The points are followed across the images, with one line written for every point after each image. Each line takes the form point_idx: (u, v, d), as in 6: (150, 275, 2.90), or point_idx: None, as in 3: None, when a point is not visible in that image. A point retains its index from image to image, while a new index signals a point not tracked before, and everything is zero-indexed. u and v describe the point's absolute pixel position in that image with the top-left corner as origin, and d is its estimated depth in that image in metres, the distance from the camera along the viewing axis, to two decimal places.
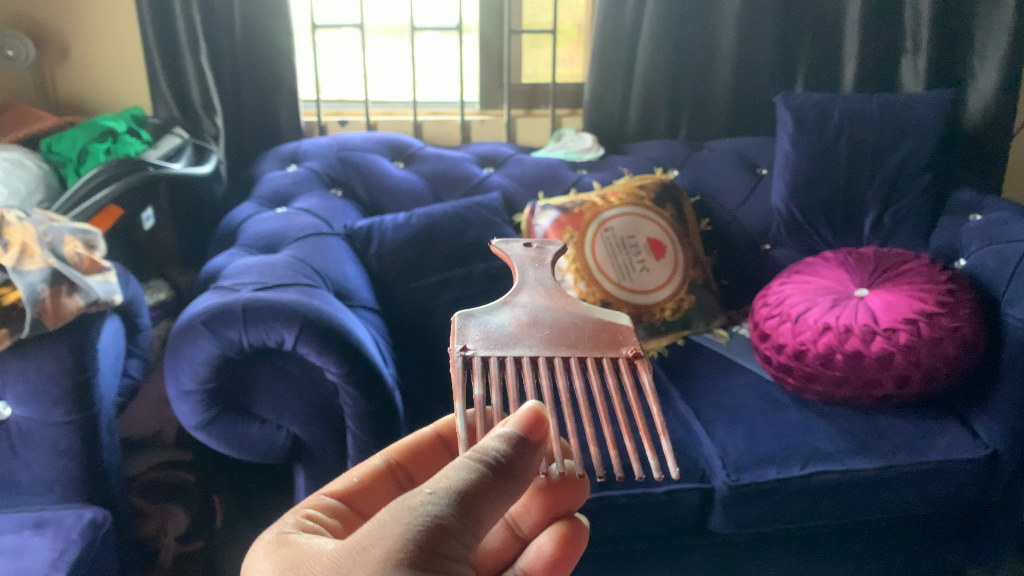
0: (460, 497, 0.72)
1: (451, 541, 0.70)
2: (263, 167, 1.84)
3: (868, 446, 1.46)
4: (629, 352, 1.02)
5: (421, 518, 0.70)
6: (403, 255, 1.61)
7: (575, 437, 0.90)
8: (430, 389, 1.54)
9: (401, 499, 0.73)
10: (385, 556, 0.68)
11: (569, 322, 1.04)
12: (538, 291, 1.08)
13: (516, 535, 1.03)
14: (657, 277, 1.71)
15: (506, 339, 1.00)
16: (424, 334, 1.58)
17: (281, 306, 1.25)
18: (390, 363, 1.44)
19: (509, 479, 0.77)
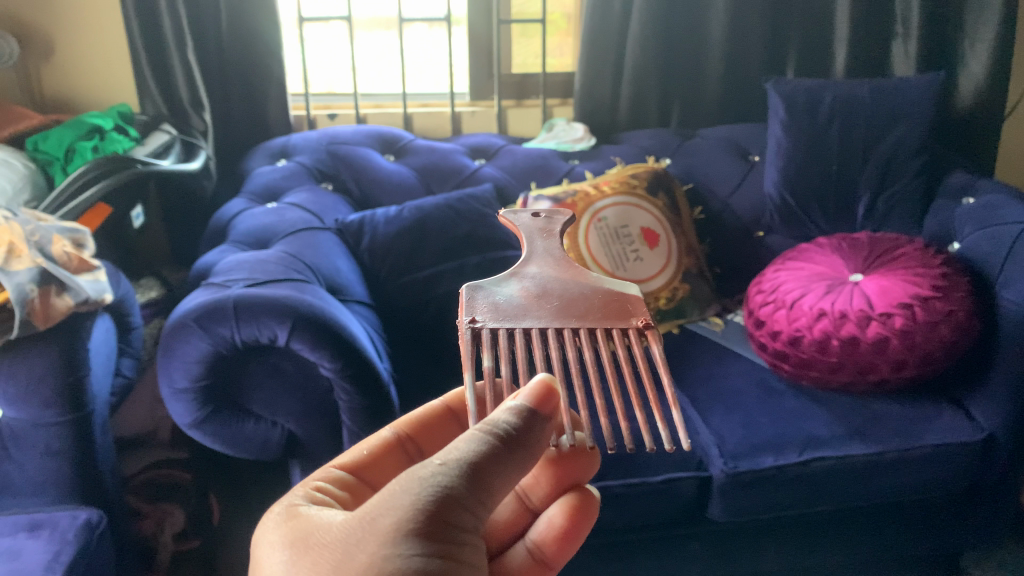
0: (469, 469, 0.79)
1: (458, 510, 0.77)
2: (252, 162, 1.82)
3: (864, 432, 1.46)
4: (637, 319, 1.19)
5: (431, 489, 0.76)
6: (396, 249, 1.60)
7: (585, 406, 1.03)
8: (426, 383, 1.53)
9: (412, 472, 0.80)
10: (396, 526, 0.75)
11: (576, 293, 1.22)
12: (548, 265, 1.26)
13: (528, 507, 1.10)
14: (651, 266, 1.71)
15: (517, 312, 1.17)
16: (418, 327, 1.57)
17: (273, 302, 1.24)
18: (385, 357, 1.43)
19: (519, 450, 0.83)
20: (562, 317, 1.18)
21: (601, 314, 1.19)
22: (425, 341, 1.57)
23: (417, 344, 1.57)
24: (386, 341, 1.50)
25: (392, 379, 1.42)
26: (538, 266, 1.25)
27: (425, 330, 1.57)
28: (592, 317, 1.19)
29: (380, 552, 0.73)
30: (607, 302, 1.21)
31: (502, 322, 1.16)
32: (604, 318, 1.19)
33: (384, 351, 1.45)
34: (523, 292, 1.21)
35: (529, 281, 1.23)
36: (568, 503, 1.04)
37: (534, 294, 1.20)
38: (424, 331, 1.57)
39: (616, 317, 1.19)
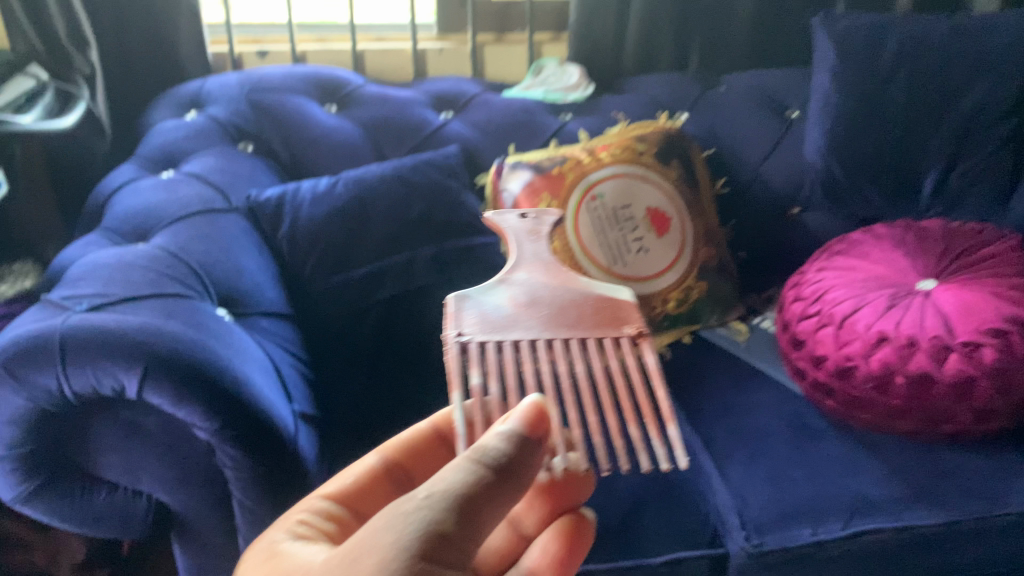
0: (459, 501, 0.66)
1: (451, 553, 0.63)
2: (154, 115, 1.43)
3: (931, 493, 1.10)
4: (631, 330, 1.00)
5: (415, 526, 0.63)
6: (323, 238, 1.21)
7: (578, 428, 0.92)
8: (362, 417, 1.19)
9: (393, 507, 0.66)
10: (379, 566, 0.61)
11: (561, 305, 1.00)
12: (536, 268, 1.04)
13: (520, 535, 0.98)
14: (659, 257, 1.33)
15: (506, 323, 0.98)
16: (348, 344, 1.21)
17: (118, 341, 0.88)
18: (300, 396, 1.08)
19: (509, 480, 0.70)
20: (550, 328, 0.98)
21: (581, 325, 0.99)
22: (360, 361, 1.21)
23: (350, 365, 1.21)
24: (302, 369, 1.14)
25: (306, 424, 1.07)
26: (525, 271, 1.04)
27: (360, 347, 1.21)
28: (576, 328, 0.99)
29: None
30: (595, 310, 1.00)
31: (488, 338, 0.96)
32: (584, 330, 0.99)
33: (295, 386, 1.09)
34: (511, 304, 1.00)
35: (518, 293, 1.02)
36: (561, 528, 0.93)
37: (520, 304, 1.00)
38: (357, 347, 1.20)
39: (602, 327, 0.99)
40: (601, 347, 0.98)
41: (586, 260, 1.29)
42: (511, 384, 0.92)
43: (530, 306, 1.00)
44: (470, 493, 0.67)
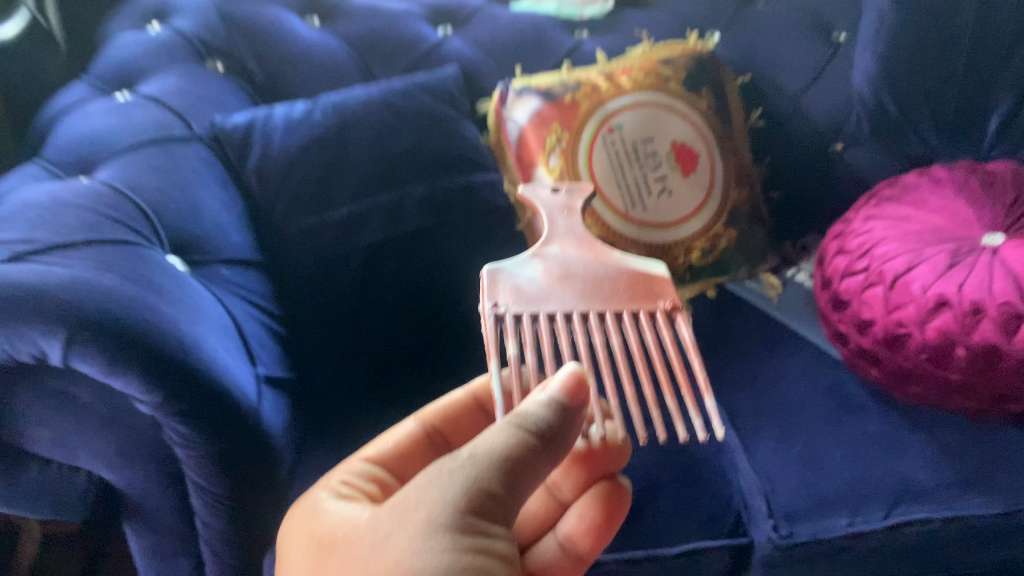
0: (503, 463, 0.67)
1: (494, 510, 0.66)
2: (110, 26, 1.25)
3: (988, 479, 0.96)
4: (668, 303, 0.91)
5: (463, 484, 0.65)
6: (298, 174, 1.06)
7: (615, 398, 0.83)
8: (352, 371, 1.09)
9: (438, 464, 0.68)
10: (429, 520, 0.64)
11: (590, 280, 0.91)
12: (564, 245, 0.94)
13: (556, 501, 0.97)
14: (681, 200, 1.17)
15: (536, 298, 0.89)
16: (327, 292, 1.07)
17: (36, 300, 0.73)
18: (263, 355, 0.95)
19: (550, 447, 0.71)
20: (582, 303, 0.89)
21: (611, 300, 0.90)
22: (338, 308, 1.08)
23: (326, 314, 1.08)
24: (269, 323, 0.99)
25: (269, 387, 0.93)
26: (555, 247, 0.94)
27: (338, 293, 1.08)
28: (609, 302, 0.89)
29: (411, 548, 0.63)
30: (626, 284, 0.91)
31: (519, 316, 0.88)
32: (616, 303, 0.89)
33: (256, 343, 0.94)
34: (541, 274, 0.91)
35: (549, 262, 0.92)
36: (596, 494, 0.89)
37: (552, 277, 0.91)
38: (335, 295, 1.07)
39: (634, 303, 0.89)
40: (635, 322, 0.88)
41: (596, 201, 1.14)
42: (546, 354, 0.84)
43: (563, 280, 0.90)
44: (511, 458, 0.68)
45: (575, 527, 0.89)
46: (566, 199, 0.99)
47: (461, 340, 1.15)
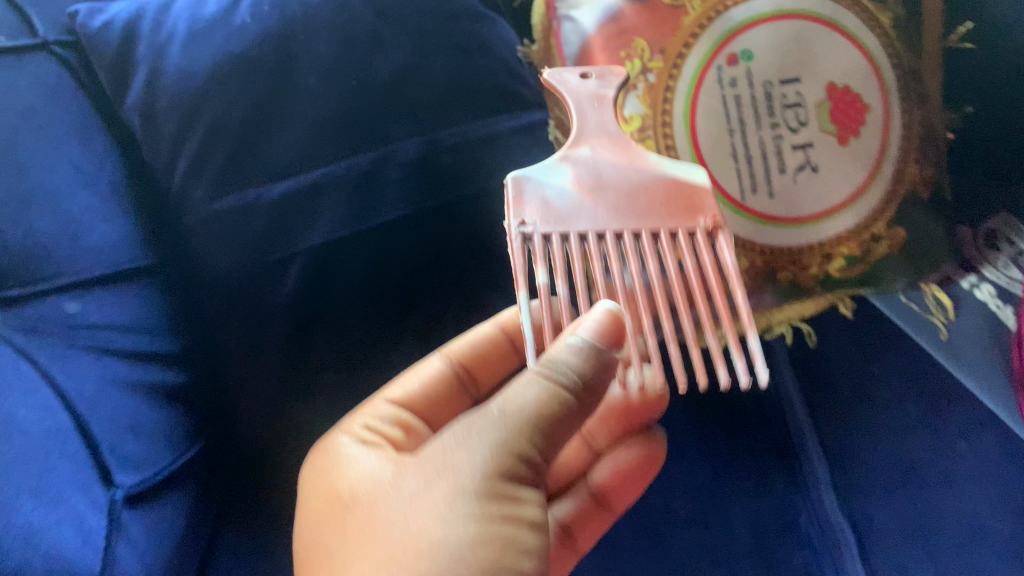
0: (536, 423, 0.47)
1: (529, 480, 0.47)
2: None
3: None
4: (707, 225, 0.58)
5: (489, 448, 0.46)
6: (204, 123, 0.63)
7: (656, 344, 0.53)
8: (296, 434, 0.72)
9: (457, 423, 0.48)
10: (452, 490, 0.46)
11: (642, 180, 0.58)
12: (602, 137, 0.60)
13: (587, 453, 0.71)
14: (829, 179, 0.73)
15: (571, 212, 0.57)
16: (249, 323, 0.67)
17: None
18: (126, 449, 0.59)
19: (592, 403, 0.50)
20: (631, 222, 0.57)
21: (659, 211, 0.57)
22: (273, 354, 0.68)
23: (252, 359, 0.68)
24: (146, 380, 0.62)
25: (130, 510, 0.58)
26: (590, 141, 0.60)
27: (269, 326, 0.67)
28: (661, 215, 0.57)
29: (427, 526, 0.45)
30: (679, 188, 0.58)
31: (552, 235, 0.57)
32: (670, 216, 0.57)
33: (109, 436, 0.58)
34: (582, 166, 0.58)
35: (601, 147, 0.59)
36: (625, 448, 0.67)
37: (593, 173, 0.58)
38: (267, 330, 0.67)
39: (689, 213, 0.57)
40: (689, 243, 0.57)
41: None
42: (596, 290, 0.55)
43: (608, 181, 0.58)
44: (551, 414, 0.47)
45: (610, 476, 0.66)
46: (603, 80, 0.61)
47: None
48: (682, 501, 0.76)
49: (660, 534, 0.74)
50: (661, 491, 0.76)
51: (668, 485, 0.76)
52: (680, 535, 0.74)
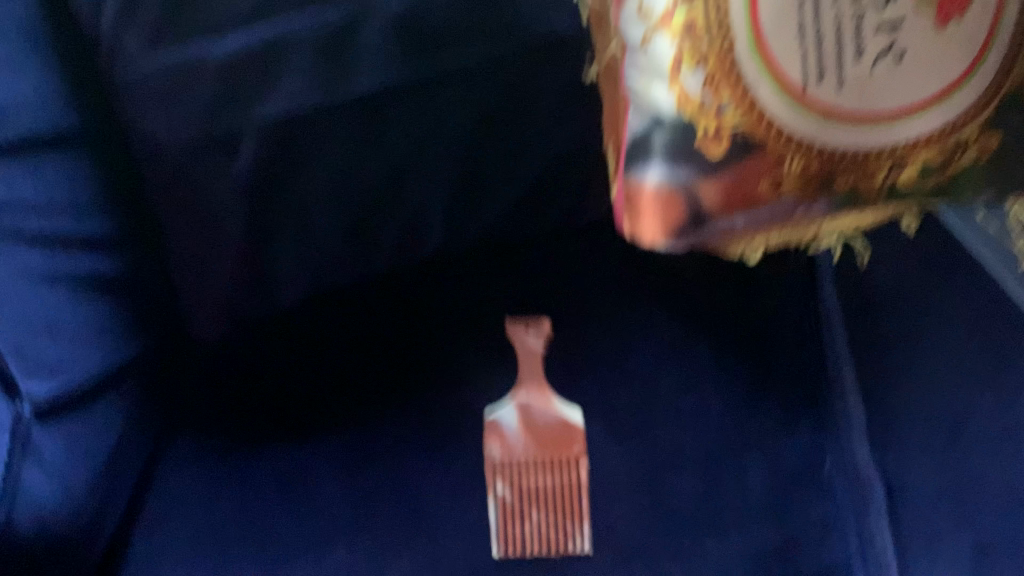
0: None
1: None
2: None
3: None
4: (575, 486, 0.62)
5: None
6: None
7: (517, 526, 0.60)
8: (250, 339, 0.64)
9: None
10: None
11: (547, 423, 0.64)
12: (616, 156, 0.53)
13: (581, 490, 0.62)
14: (922, 76, 0.45)
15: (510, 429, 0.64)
16: (200, 208, 0.57)
17: None
18: (40, 353, 0.51)
19: None
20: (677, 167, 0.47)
21: (547, 454, 0.63)
22: (228, 243, 0.58)
23: (202, 249, 0.58)
24: (69, 270, 0.53)
25: (39, 425, 0.52)
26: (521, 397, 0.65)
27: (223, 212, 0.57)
28: (551, 458, 0.63)
29: None
30: (563, 433, 0.64)
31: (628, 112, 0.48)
32: (556, 458, 0.63)
33: (19, 338, 0.51)
34: (518, 406, 0.65)
35: (530, 334, 0.66)
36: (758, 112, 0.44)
37: (526, 416, 0.64)
38: (219, 216, 0.57)
39: (569, 449, 0.64)
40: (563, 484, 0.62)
41: (750, 59, 0.43)
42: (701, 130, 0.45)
43: (535, 427, 0.64)
44: None
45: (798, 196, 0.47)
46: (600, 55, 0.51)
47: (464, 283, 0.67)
48: (691, 441, 0.65)
49: (664, 478, 0.63)
50: (667, 427, 0.65)
51: (675, 420, 0.65)
52: (683, 480, 0.63)
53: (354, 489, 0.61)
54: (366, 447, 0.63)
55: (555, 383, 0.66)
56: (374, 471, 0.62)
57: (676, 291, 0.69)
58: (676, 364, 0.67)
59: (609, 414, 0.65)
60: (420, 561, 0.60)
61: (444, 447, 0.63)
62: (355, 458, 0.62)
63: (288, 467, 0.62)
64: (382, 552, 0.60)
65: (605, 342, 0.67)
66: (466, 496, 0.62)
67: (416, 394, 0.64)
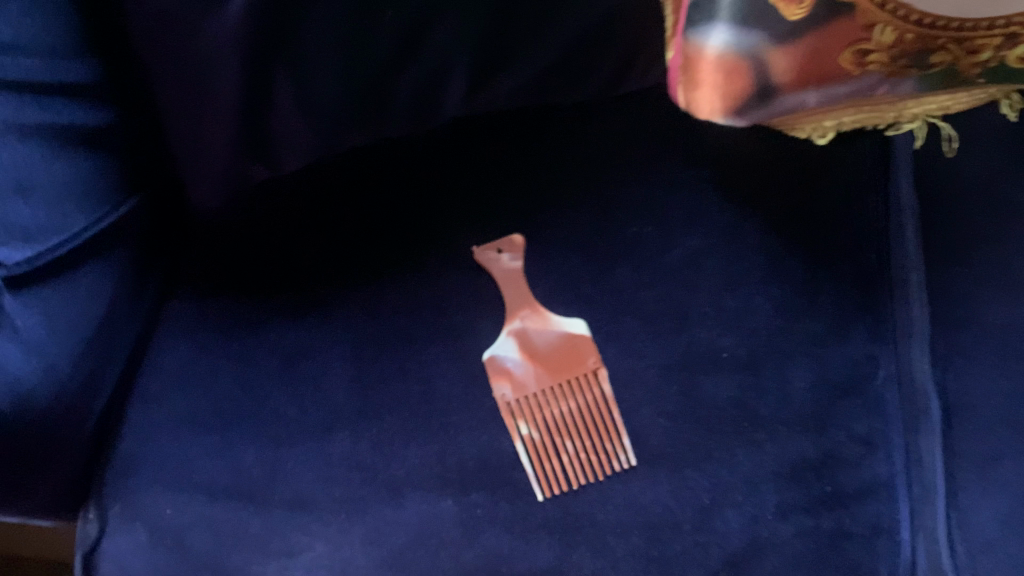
0: None
1: None
2: None
3: None
4: (594, 404, 0.57)
5: None
6: None
7: (555, 464, 0.56)
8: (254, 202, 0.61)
9: None
10: None
11: (551, 344, 0.59)
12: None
13: (605, 404, 0.57)
14: None
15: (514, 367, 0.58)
16: (184, 58, 0.48)
17: None
18: (8, 214, 0.47)
19: None
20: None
21: (559, 377, 0.58)
22: (222, 100, 0.51)
23: (198, 105, 0.51)
24: (40, 122, 0.47)
25: (12, 295, 0.47)
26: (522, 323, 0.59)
27: (211, 65, 0.49)
28: (565, 380, 0.58)
29: None
30: (572, 348, 0.59)
31: None
32: (570, 378, 0.58)
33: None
34: (523, 328, 0.59)
35: (503, 255, 0.60)
36: None
37: (525, 342, 0.59)
38: (209, 70, 0.49)
39: (582, 362, 0.58)
40: (581, 405, 0.57)
41: None
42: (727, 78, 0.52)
43: (539, 352, 0.59)
44: None
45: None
46: None
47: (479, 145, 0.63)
48: (731, 343, 0.59)
49: (696, 379, 0.58)
50: (704, 327, 0.59)
51: (715, 320, 0.60)
52: (718, 383, 0.58)
53: (363, 371, 0.57)
54: (374, 323, 0.59)
55: (587, 270, 0.61)
56: (385, 353, 0.58)
57: (732, 173, 0.63)
58: (722, 258, 0.61)
59: (645, 308, 0.60)
60: (430, 449, 0.56)
61: (463, 333, 0.59)
62: (364, 338, 0.58)
63: (295, 344, 0.58)
64: (389, 439, 0.56)
65: (646, 228, 0.62)
66: (480, 387, 0.58)
67: (430, 267, 0.60)
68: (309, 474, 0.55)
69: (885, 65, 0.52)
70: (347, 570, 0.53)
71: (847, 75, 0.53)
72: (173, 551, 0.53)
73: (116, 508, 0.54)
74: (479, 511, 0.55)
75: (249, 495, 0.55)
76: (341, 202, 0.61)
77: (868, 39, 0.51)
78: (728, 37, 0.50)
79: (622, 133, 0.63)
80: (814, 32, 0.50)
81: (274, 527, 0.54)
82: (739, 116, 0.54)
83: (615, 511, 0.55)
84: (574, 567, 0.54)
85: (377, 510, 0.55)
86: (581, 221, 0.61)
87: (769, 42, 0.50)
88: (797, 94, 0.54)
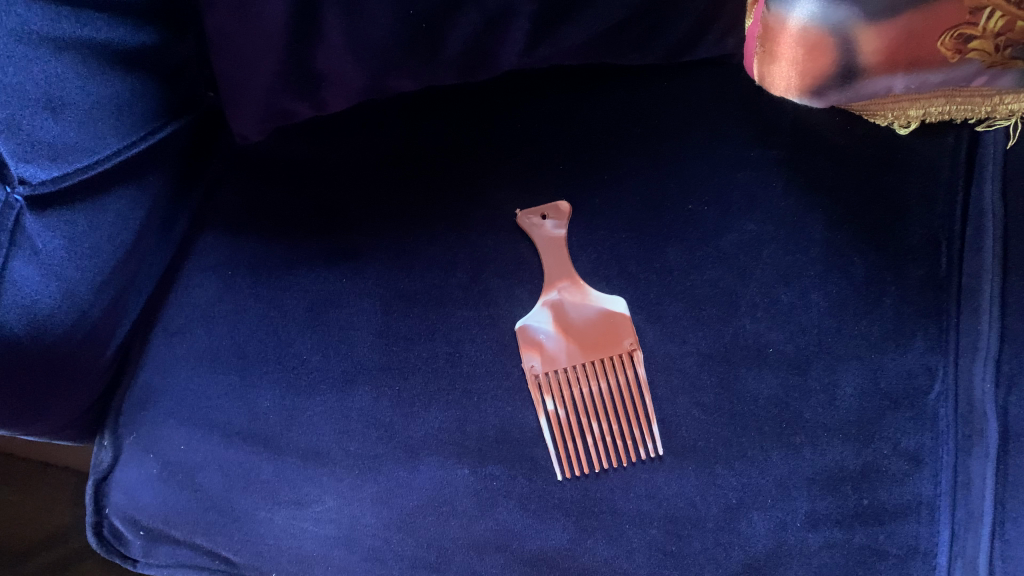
0: None
1: None
2: None
3: None
4: (624, 385, 0.55)
5: None
6: None
7: (579, 445, 0.53)
8: (295, 148, 0.58)
9: None
10: None
11: (587, 320, 0.56)
12: None
13: (637, 386, 0.55)
14: None
15: (546, 342, 0.56)
16: None
17: None
18: (37, 130, 0.43)
19: None
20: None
21: (592, 356, 0.56)
22: (269, 33, 0.48)
23: (241, 37, 0.48)
24: (78, 37, 0.43)
25: (35, 216, 0.44)
26: (563, 293, 0.56)
27: None
28: (597, 359, 0.56)
29: None
30: (609, 325, 0.56)
31: None
32: (603, 358, 0.56)
33: (12, 109, 0.42)
34: (560, 302, 0.56)
35: (547, 222, 0.57)
36: None
37: (560, 315, 0.56)
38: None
39: (618, 343, 0.56)
40: (611, 385, 0.55)
41: None
42: (807, 61, 0.48)
43: (574, 326, 0.56)
44: None
45: None
46: None
47: (539, 108, 0.59)
48: (778, 338, 0.56)
49: (737, 373, 0.55)
50: (753, 318, 0.56)
51: (765, 312, 0.56)
52: (760, 379, 0.55)
53: (391, 327, 0.55)
54: (406, 278, 0.56)
55: (634, 245, 0.57)
56: (415, 311, 0.56)
57: (803, 156, 0.59)
58: (779, 247, 0.57)
59: (690, 291, 0.56)
60: (451, 414, 0.54)
61: (496, 298, 0.56)
62: (394, 293, 0.56)
63: (322, 291, 0.56)
64: (410, 400, 0.54)
65: (702, 206, 0.58)
66: (509, 356, 0.55)
67: (471, 225, 0.58)
68: (325, 426, 0.54)
69: (987, 55, 0.47)
70: (355, 529, 0.52)
71: (943, 61, 0.48)
72: (184, 487, 0.52)
73: (131, 438, 0.53)
74: (496, 483, 0.53)
75: (263, 442, 0.53)
76: (387, 148, 0.59)
77: (972, 23, 0.46)
78: (815, 9, 0.46)
79: (690, 99, 0.59)
80: (911, 11, 0.46)
81: (286, 475, 0.53)
82: (817, 95, 0.49)
83: (635, 500, 0.53)
84: (589, 552, 0.52)
85: (390, 470, 0.53)
86: (634, 191, 0.58)
87: (860, 18, 0.45)
88: (883, 79, 0.49)
